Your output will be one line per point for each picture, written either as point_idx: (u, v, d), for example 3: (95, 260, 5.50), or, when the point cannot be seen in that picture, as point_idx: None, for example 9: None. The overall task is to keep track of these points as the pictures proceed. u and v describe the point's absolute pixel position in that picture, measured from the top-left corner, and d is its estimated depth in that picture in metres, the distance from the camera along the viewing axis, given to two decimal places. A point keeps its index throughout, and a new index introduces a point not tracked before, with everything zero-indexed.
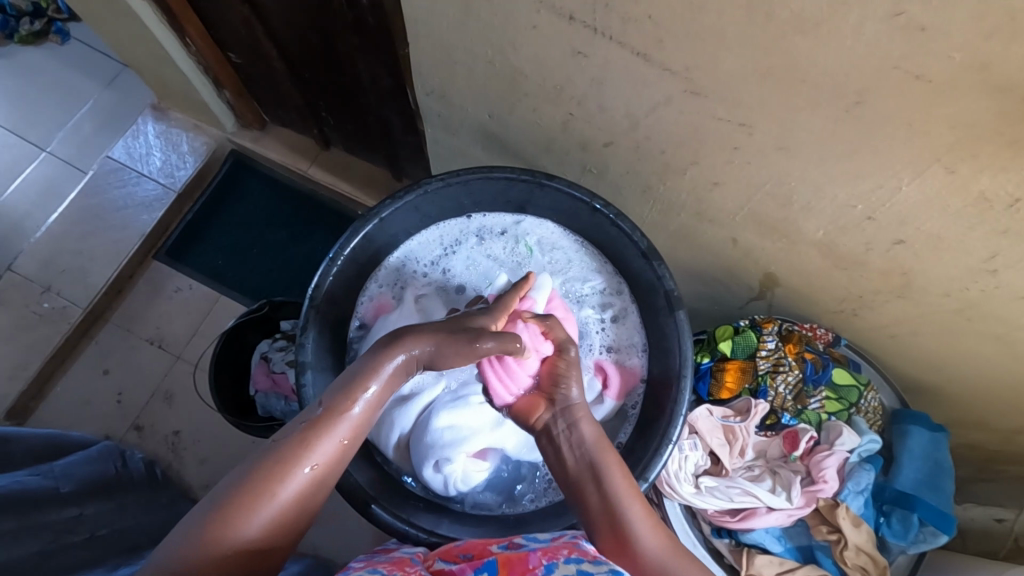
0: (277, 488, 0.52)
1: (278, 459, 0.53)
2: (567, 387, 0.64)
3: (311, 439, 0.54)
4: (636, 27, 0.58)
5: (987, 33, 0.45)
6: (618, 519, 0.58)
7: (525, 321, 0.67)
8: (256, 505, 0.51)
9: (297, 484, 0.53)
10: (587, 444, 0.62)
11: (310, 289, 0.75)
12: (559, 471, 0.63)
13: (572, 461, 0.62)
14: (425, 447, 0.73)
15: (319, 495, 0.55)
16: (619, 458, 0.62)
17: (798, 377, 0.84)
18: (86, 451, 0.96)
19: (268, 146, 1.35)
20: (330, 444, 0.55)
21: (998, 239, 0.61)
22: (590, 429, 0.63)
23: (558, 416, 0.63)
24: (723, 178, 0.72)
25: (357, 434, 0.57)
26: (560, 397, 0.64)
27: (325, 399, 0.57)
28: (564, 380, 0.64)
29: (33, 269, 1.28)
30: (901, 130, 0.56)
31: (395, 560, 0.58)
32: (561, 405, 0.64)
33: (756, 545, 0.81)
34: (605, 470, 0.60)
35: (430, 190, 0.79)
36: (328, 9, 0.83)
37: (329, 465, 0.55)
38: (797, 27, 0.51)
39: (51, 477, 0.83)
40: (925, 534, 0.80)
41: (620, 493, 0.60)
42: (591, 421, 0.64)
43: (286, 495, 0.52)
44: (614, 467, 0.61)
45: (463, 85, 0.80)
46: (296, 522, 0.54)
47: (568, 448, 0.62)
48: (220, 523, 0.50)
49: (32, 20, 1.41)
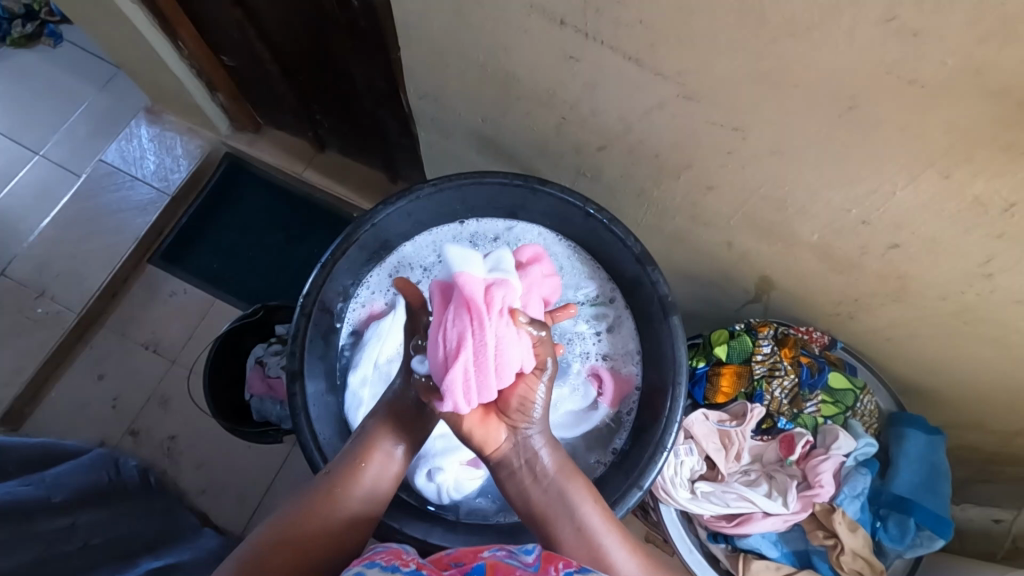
0: (312, 513, 0.59)
1: (312, 491, 0.61)
2: (529, 414, 0.63)
3: (339, 473, 0.62)
4: (629, 31, 0.58)
5: (982, 37, 0.45)
6: (594, 546, 0.59)
7: (520, 331, 0.61)
8: (294, 528, 0.57)
9: (331, 511, 0.60)
10: (552, 475, 0.62)
11: (302, 296, 0.74)
12: (524, 506, 0.63)
13: (537, 495, 0.62)
14: (417, 456, 0.74)
15: (355, 529, 0.60)
16: (588, 484, 0.63)
17: (794, 381, 0.83)
18: (78, 459, 0.96)
19: (263, 149, 1.34)
20: (357, 477, 0.62)
21: (994, 243, 0.61)
22: (551, 458, 0.63)
23: (519, 449, 0.63)
24: (717, 181, 0.72)
25: (382, 468, 0.64)
26: (521, 425, 0.63)
27: (347, 445, 0.65)
28: (527, 406, 0.62)
29: (28, 274, 1.27)
30: (896, 135, 0.55)
31: (390, 549, 0.57)
32: (521, 436, 0.63)
33: (752, 551, 0.82)
34: (574, 498, 0.61)
35: (423, 196, 0.79)
36: (321, 12, 0.82)
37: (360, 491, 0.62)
38: (789, 31, 0.51)
39: (43, 487, 0.83)
40: (921, 538, 0.79)
41: (592, 519, 0.61)
42: (552, 448, 0.64)
43: (322, 520, 0.59)
44: (583, 494, 0.62)
45: (457, 88, 0.79)
46: (333, 551, 0.58)
47: (533, 481, 0.63)
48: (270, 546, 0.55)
49: (25, 23, 1.40)
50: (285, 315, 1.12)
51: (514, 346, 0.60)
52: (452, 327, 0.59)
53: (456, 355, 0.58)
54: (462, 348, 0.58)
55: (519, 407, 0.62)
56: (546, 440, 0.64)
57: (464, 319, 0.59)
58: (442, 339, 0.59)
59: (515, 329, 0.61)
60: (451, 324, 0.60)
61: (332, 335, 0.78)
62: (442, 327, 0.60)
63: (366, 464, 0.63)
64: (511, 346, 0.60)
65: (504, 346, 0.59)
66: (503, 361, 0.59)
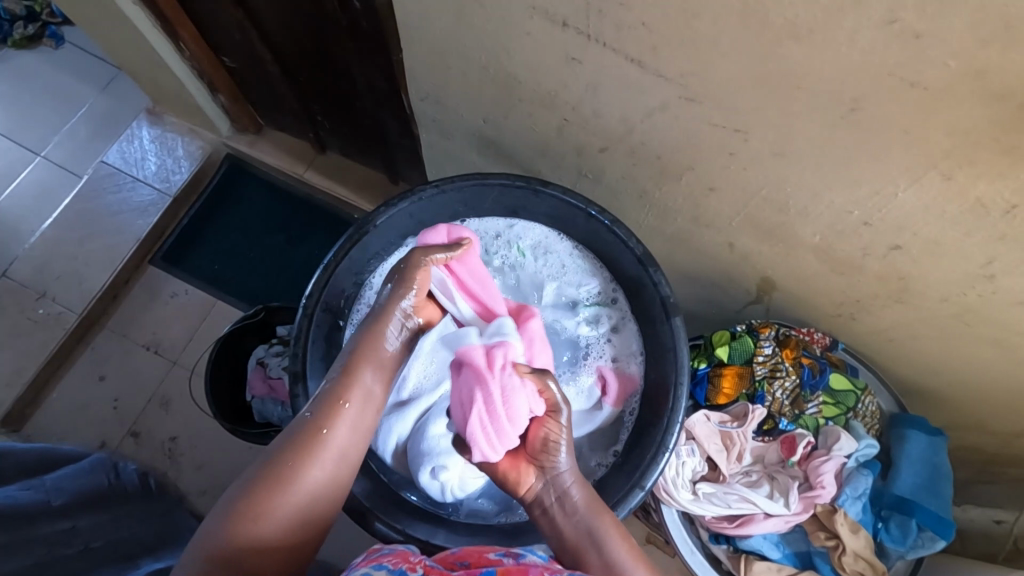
0: (300, 466, 0.58)
1: (297, 440, 0.59)
2: (554, 454, 0.64)
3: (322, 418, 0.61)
4: (631, 33, 0.58)
5: (984, 40, 0.45)
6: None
7: (523, 378, 0.65)
8: (281, 486, 0.56)
9: (319, 460, 0.59)
10: (580, 510, 0.63)
11: (304, 297, 0.75)
12: (556, 540, 0.63)
13: (569, 530, 0.63)
14: (421, 454, 0.70)
15: (341, 472, 0.61)
16: (616, 519, 0.63)
17: (795, 382, 0.84)
18: (77, 462, 0.95)
19: (264, 150, 1.34)
20: (342, 422, 0.62)
21: (995, 245, 0.61)
22: (581, 494, 0.64)
23: (549, 487, 0.64)
24: (718, 183, 0.72)
25: (363, 411, 0.63)
26: (549, 466, 0.65)
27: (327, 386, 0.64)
28: (552, 446, 0.64)
29: (29, 275, 1.28)
30: (898, 137, 0.55)
31: (397, 551, 0.58)
32: (550, 474, 0.65)
33: (754, 552, 0.82)
34: (602, 533, 0.62)
35: (425, 198, 0.79)
36: (322, 13, 0.82)
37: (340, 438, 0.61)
38: (792, 33, 0.51)
39: (42, 490, 0.82)
40: (923, 539, 0.79)
41: (619, 554, 0.60)
42: (582, 485, 0.65)
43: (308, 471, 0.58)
44: (611, 529, 0.62)
45: (458, 89, 0.79)
46: (320, 497, 0.59)
47: (563, 517, 0.63)
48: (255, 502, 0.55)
49: (26, 24, 1.40)
50: (286, 316, 1.12)
51: (520, 396, 0.63)
52: (464, 390, 0.65)
53: (469, 410, 0.64)
54: (472, 403, 0.63)
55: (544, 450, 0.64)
56: (575, 477, 0.65)
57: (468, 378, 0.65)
58: (459, 399, 0.65)
59: (518, 379, 0.64)
60: (462, 386, 0.65)
61: (335, 335, 0.78)
62: (458, 390, 0.66)
63: (349, 408, 0.62)
64: (516, 394, 0.63)
65: (510, 399, 0.63)
66: (513, 409, 0.63)
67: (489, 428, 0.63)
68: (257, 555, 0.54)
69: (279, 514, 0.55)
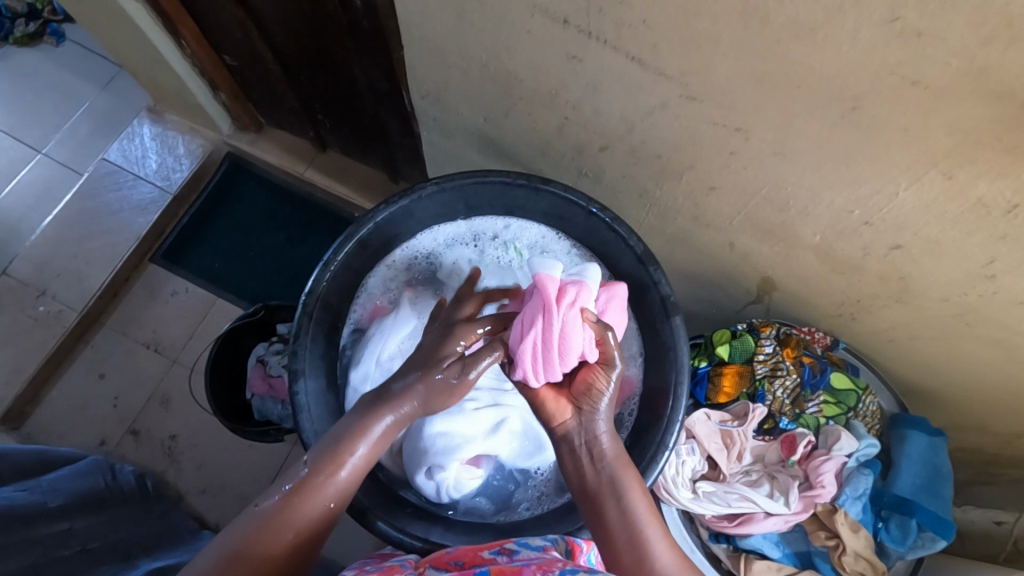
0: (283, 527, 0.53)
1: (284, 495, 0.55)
2: (597, 400, 0.64)
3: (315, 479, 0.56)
4: (631, 31, 0.58)
5: (985, 39, 0.45)
6: (635, 532, 0.58)
7: (587, 324, 0.65)
8: (281, 525, 0.53)
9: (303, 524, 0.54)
10: (607, 458, 0.63)
11: (303, 296, 0.74)
12: (579, 482, 0.63)
13: (591, 475, 0.62)
14: (418, 454, 0.73)
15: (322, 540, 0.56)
16: (639, 476, 0.63)
17: (796, 381, 0.84)
18: (75, 465, 0.95)
19: (265, 149, 1.34)
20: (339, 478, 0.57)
21: (996, 244, 0.61)
22: (610, 444, 0.64)
23: (582, 428, 0.64)
24: (719, 182, 0.72)
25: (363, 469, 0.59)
26: (588, 407, 0.65)
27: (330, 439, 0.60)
28: (596, 392, 0.65)
29: (29, 273, 1.27)
30: (898, 136, 0.55)
31: (384, 568, 0.57)
32: (587, 416, 0.64)
33: (754, 551, 0.81)
34: (624, 484, 0.61)
35: (425, 195, 0.78)
36: (323, 10, 0.82)
37: (350, 482, 0.58)
38: (793, 32, 0.51)
39: (38, 493, 0.82)
40: (923, 539, 0.79)
41: (637, 505, 0.60)
42: (612, 436, 0.65)
43: (288, 537, 0.53)
44: (634, 483, 0.61)
45: (458, 87, 0.79)
46: (294, 568, 0.54)
47: (589, 461, 0.63)
48: (256, 537, 0.52)
49: (27, 22, 1.40)
50: (287, 314, 1.12)
51: (576, 336, 0.64)
52: (528, 312, 0.66)
53: (526, 332, 0.64)
54: (532, 326, 0.64)
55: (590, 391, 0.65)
56: (609, 428, 0.65)
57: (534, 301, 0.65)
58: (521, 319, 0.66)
59: (581, 322, 0.65)
60: (529, 310, 0.66)
61: (333, 334, 0.79)
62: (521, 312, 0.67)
63: (344, 474, 0.58)
64: (575, 331, 0.64)
65: (566, 335, 0.63)
66: (565, 347, 0.64)
67: (535, 354, 0.64)
68: None
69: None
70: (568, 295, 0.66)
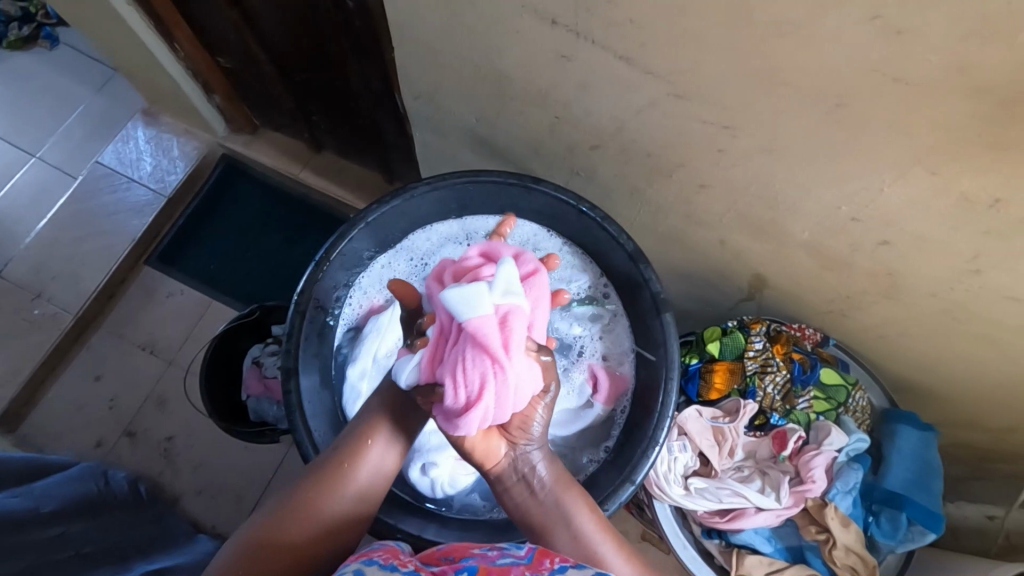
0: (321, 507, 0.59)
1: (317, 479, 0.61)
2: (529, 431, 0.62)
3: (341, 462, 0.63)
4: (619, 31, 0.59)
5: (964, 35, 0.45)
6: (591, 552, 0.60)
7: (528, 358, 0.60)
8: (311, 508, 0.59)
9: (338, 506, 0.61)
10: (548, 486, 0.63)
11: (296, 294, 0.75)
12: (525, 514, 0.63)
13: (535, 506, 0.63)
14: (412, 451, 0.75)
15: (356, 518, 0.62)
16: (584, 495, 0.64)
17: (786, 377, 0.85)
18: (67, 471, 0.97)
19: (259, 150, 1.35)
20: (366, 461, 0.64)
21: (982, 239, 0.61)
22: (548, 472, 0.64)
23: (517, 463, 0.63)
24: (709, 179, 0.72)
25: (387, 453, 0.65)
26: (521, 440, 0.63)
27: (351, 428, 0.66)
28: (529, 424, 0.62)
29: (24, 275, 1.28)
30: (883, 132, 0.56)
31: (388, 548, 0.57)
32: (519, 451, 0.63)
33: (746, 545, 0.82)
34: (573, 509, 0.62)
35: (417, 195, 0.79)
36: (315, 11, 0.83)
37: (371, 474, 0.64)
38: (778, 30, 0.51)
39: (30, 499, 0.83)
40: (913, 533, 0.81)
41: (586, 526, 0.62)
42: (550, 461, 0.65)
43: (320, 516, 0.59)
44: (579, 503, 0.63)
45: (450, 87, 0.80)
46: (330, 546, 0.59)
47: (530, 493, 0.63)
48: (287, 516, 0.58)
49: (21, 26, 1.40)
50: (282, 315, 1.12)
51: (527, 382, 0.59)
52: (473, 370, 0.56)
53: (479, 395, 0.56)
54: (485, 390, 0.56)
55: (520, 423, 0.62)
56: (545, 455, 0.65)
57: (484, 362, 0.56)
58: (460, 376, 0.57)
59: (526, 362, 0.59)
60: (470, 366, 0.56)
61: (326, 333, 0.79)
62: (460, 367, 0.57)
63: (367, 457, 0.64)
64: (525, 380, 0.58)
65: (521, 385, 0.58)
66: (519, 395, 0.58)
67: (491, 412, 0.57)
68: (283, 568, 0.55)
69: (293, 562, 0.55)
70: (509, 337, 0.58)
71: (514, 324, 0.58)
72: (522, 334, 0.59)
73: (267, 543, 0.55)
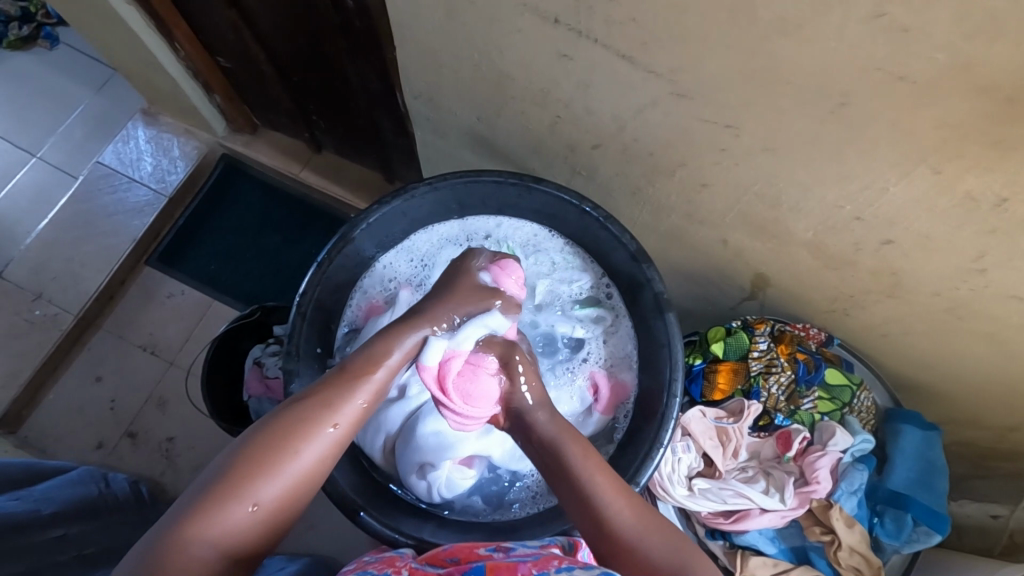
0: (283, 464, 0.53)
1: (290, 427, 0.55)
2: (514, 405, 0.65)
3: (316, 416, 0.56)
4: (621, 30, 0.58)
5: (969, 34, 0.45)
6: (588, 500, 0.58)
7: (479, 368, 0.66)
8: (278, 467, 0.53)
9: (303, 462, 0.54)
10: (544, 436, 0.63)
11: (298, 295, 0.74)
12: (540, 463, 0.63)
13: (535, 455, 0.63)
14: (410, 452, 0.73)
15: (319, 483, 0.56)
16: (583, 442, 0.62)
17: (790, 378, 0.84)
18: (67, 475, 0.96)
19: (259, 150, 1.34)
20: (343, 416, 0.57)
21: (985, 238, 0.61)
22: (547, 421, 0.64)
23: (515, 417, 0.65)
24: (711, 178, 0.72)
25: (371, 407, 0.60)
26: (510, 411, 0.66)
27: (334, 376, 0.59)
28: (512, 397, 0.66)
29: (24, 277, 1.27)
30: (887, 131, 0.55)
31: (383, 558, 0.58)
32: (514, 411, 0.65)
33: (750, 547, 0.81)
34: (568, 457, 0.61)
35: (418, 195, 0.79)
36: (314, 10, 0.83)
37: (347, 428, 0.58)
38: (780, 29, 0.51)
39: (30, 501, 0.82)
40: (918, 534, 0.80)
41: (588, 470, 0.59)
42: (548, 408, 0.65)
43: (286, 475, 0.53)
44: (575, 451, 0.61)
45: (450, 87, 0.80)
46: (293, 505, 0.54)
47: (530, 444, 0.64)
48: (249, 474, 0.51)
49: (20, 26, 1.40)
50: (282, 315, 1.12)
51: (483, 390, 0.65)
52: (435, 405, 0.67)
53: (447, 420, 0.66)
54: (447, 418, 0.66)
55: (508, 388, 0.66)
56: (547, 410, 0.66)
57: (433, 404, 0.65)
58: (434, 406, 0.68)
59: (475, 376, 0.66)
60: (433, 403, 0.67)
61: (328, 334, 0.79)
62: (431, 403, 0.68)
63: (345, 414, 0.57)
64: (480, 391, 0.65)
65: (476, 398, 0.65)
66: (483, 403, 0.65)
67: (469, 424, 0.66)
68: (238, 530, 0.50)
69: (249, 519, 0.51)
70: (445, 373, 0.64)
71: (446, 357, 0.65)
72: (457, 361, 0.65)
73: (220, 503, 0.50)
